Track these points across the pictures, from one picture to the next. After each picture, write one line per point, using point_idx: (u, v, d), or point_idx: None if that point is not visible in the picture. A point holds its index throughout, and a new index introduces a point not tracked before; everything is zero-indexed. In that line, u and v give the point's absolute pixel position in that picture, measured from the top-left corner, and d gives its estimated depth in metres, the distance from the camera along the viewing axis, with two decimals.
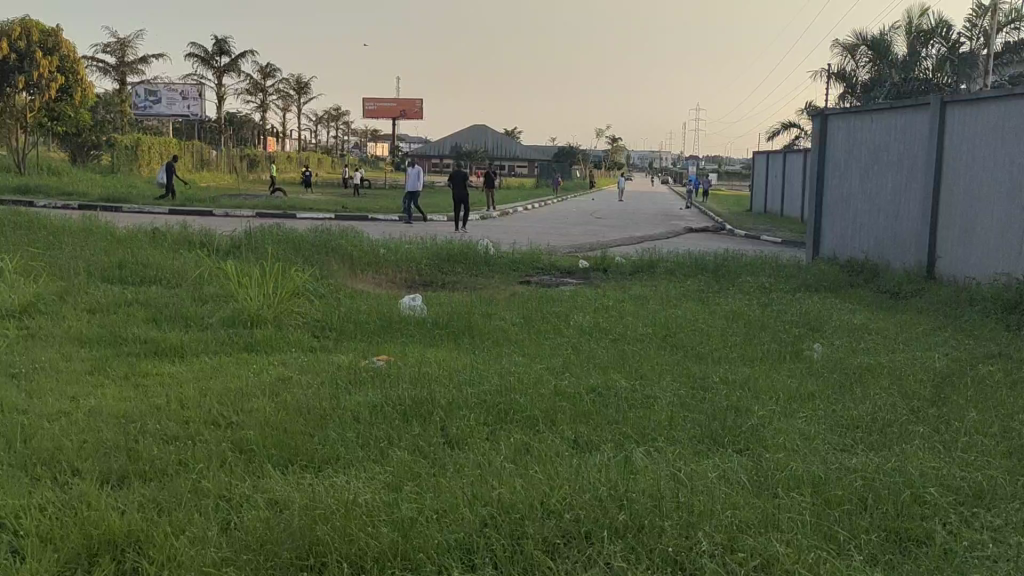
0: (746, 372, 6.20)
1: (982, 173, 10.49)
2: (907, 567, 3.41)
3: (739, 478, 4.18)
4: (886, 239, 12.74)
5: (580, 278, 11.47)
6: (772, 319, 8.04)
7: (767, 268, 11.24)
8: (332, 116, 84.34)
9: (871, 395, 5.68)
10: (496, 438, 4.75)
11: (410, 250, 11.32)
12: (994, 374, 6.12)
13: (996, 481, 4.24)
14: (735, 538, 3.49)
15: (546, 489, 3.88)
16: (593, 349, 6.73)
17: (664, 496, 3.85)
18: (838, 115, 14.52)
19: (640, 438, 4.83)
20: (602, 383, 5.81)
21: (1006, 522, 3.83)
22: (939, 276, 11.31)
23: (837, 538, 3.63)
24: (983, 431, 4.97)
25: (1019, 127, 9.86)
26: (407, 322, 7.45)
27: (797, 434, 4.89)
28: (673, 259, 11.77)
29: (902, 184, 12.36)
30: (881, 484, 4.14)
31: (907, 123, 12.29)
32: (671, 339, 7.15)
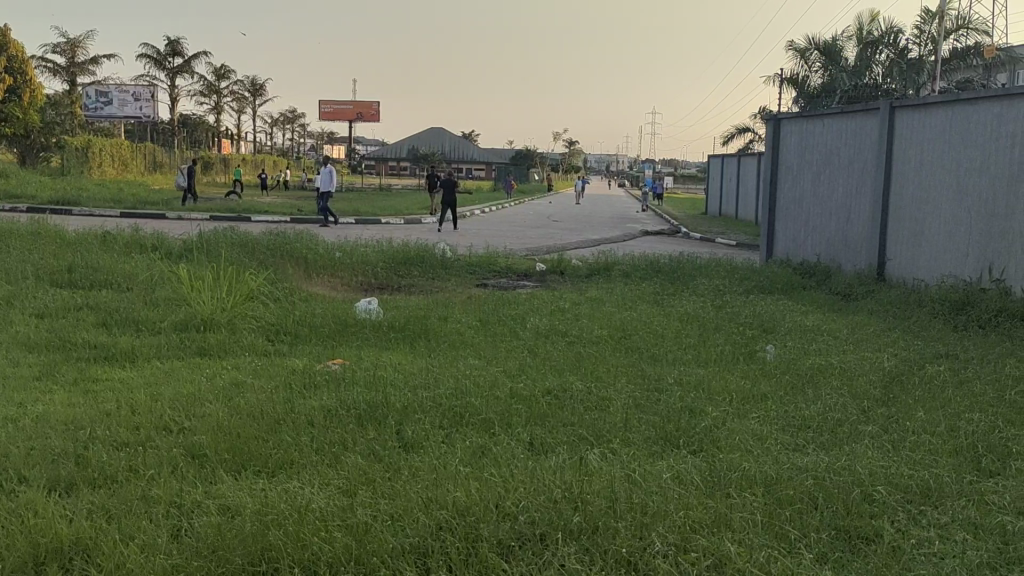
0: (700, 373, 6.26)
1: (931, 175, 10.66)
2: (856, 565, 3.47)
3: (692, 479, 4.21)
4: (837, 242, 12.93)
5: (537, 281, 11.49)
6: (726, 322, 8.11)
7: (721, 270, 11.36)
8: (287, 119, 83.77)
9: (823, 395, 5.75)
10: (452, 442, 4.75)
11: (365, 254, 11.25)
12: (941, 374, 6.23)
13: (943, 479, 4.32)
14: (688, 539, 3.52)
15: (500, 492, 3.90)
16: (550, 351, 6.74)
17: (618, 497, 3.87)
18: (791, 120, 14.69)
19: (595, 440, 4.85)
20: (559, 386, 5.82)
21: (952, 519, 3.90)
22: (889, 278, 11.49)
23: (789, 538, 3.68)
24: (930, 430, 5.07)
25: (966, 132, 10.04)
26: (364, 325, 7.42)
27: (750, 434, 4.95)
28: (629, 261, 11.84)
29: (854, 188, 12.54)
30: (831, 483, 4.20)
31: (858, 127, 12.46)
32: (628, 341, 7.18)
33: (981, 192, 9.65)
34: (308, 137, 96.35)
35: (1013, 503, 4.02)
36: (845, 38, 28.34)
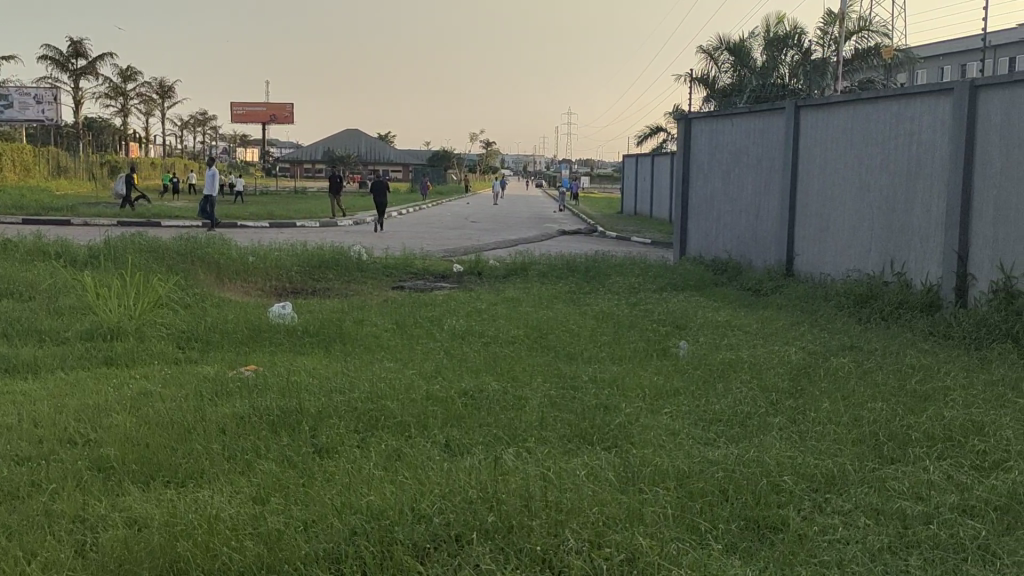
0: (614, 371, 6.34)
1: (835, 173, 10.99)
2: (763, 555, 3.56)
3: (606, 475, 4.27)
4: (746, 239, 13.24)
5: (454, 281, 11.50)
6: (641, 319, 8.23)
7: (635, 268, 11.51)
8: (198, 121, 82.11)
9: (733, 389, 5.88)
10: (367, 445, 4.73)
11: (278, 258, 11.10)
12: (845, 365, 6.42)
13: (847, 467, 4.45)
14: (601, 534, 3.58)
15: (416, 495, 3.90)
16: (465, 352, 6.75)
17: (532, 495, 3.91)
18: (702, 119, 14.96)
19: (511, 439, 4.88)
20: (475, 387, 5.82)
21: (855, 506, 4.02)
22: (797, 273, 11.81)
23: (700, 531, 3.76)
24: (835, 420, 5.22)
25: (866, 130, 10.37)
26: (277, 330, 7.33)
27: (662, 430, 5.03)
28: (545, 261, 11.92)
29: (762, 186, 12.86)
30: (740, 475, 4.30)
31: (766, 126, 12.77)
32: (543, 341, 7.23)
33: (882, 188, 9.98)
34: (221, 140, 94.66)
35: (912, 488, 4.16)
36: (754, 39, 28.30)
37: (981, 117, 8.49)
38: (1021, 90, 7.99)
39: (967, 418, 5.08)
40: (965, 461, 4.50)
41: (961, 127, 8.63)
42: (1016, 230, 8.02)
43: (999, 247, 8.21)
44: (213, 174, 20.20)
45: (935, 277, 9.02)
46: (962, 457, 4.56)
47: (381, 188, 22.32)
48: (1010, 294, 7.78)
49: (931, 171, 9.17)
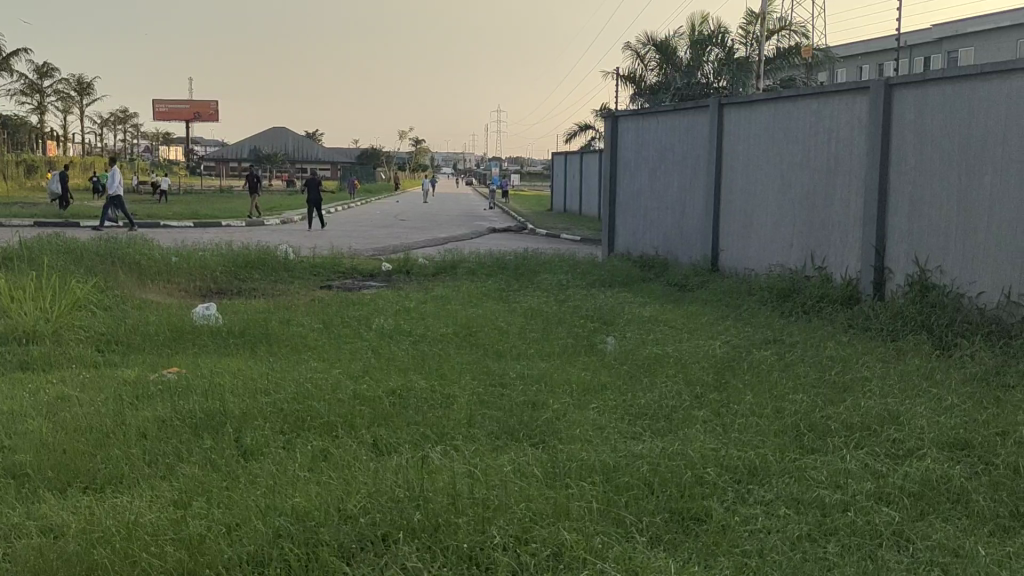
0: (542, 367, 6.37)
1: (757, 170, 11.20)
2: (686, 546, 3.62)
3: (533, 471, 4.30)
4: (673, 236, 13.41)
5: (383, 280, 11.43)
6: (569, 316, 8.28)
7: (564, 265, 11.58)
8: (119, 118, 80.15)
9: (659, 384, 5.95)
10: (292, 447, 4.68)
11: (202, 258, 10.90)
12: (768, 358, 6.55)
13: (768, 458, 4.54)
14: (527, 530, 3.60)
15: (342, 496, 3.87)
16: (393, 351, 6.71)
17: (459, 493, 3.91)
18: (628, 117, 15.10)
19: (439, 438, 4.87)
20: (402, 386, 5.80)
21: (776, 496, 4.11)
22: (722, 269, 12.01)
23: (625, 524, 3.80)
24: (757, 412, 5.33)
25: (787, 128, 10.59)
26: (200, 332, 7.20)
27: (589, 425, 5.07)
28: (474, 259, 11.92)
29: (687, 183, 13.04)
30: (665, 468, 4.36)
31: (691, 124, 12.95)
32: (472, 339, 7.22)
33: (803, 185, 10.21)
34: (144, 138, 92.53)
35: (831, 477, 4.26)
36: (678, 36, 28.03)
37: (896, 115, 8.73)
38: (934, 89, 8.24)
39: (882, 408, 5.22)
40: (881, 449, 4.63)
41: (877, 126, 8.87)
42: (930, 225, 8.27)
43: (914, 241, 8.47)
44: (115, 176, 19.54)
45: (854, 271, 9.26)
46: (877, 446, 4.69)
47: (315, 186, 22.14)
48: (925, 287, 8.03)
49: (849, 168, 9.40)
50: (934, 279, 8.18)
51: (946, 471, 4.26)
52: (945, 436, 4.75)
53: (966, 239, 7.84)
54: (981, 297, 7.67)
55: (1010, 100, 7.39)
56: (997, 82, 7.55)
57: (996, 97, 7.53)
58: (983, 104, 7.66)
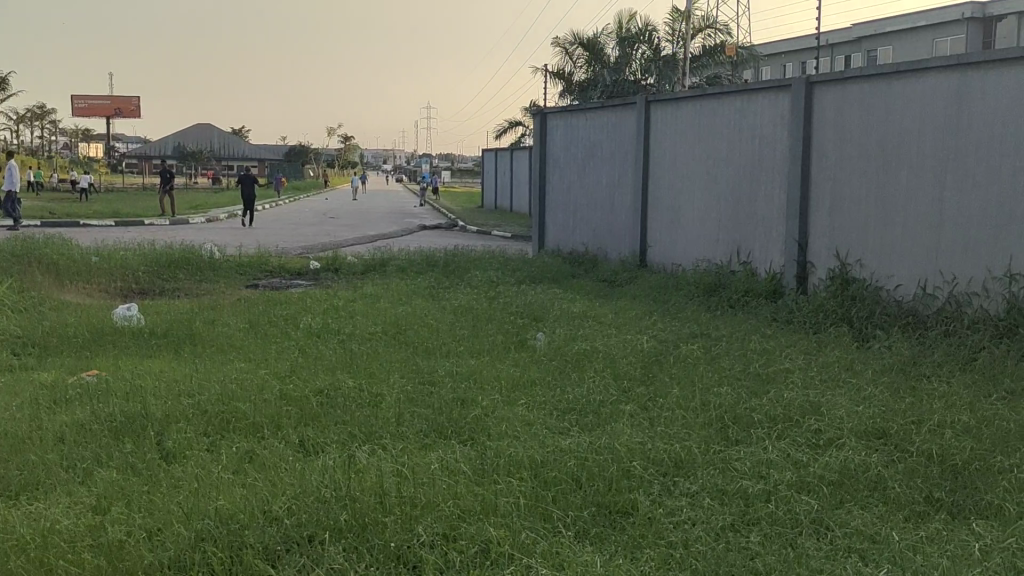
0: (471, 364, 6.37)
1: (684, 166, 11.34)
2: (613, 539, 3.65)
3: (460, 468, 4.29)
4: (602, 232, 13.52)
5: (310, 279, 11.30)
6: (498, 312, 8.29)
7: (494, 262, 11.59)
8: (37, 115, 77.86)
9: (587, 379, 5.99)
10: (217, 449, 4.61)
11: (124, 258, 10.65)
12: (694, 352, 6.64)
13: (693, 450, 4.61)
14: (455, 527, 3.60)
15: (267, 497, 3.83)
16: (321, 350, 6.65)
17: (385, 492, 3.89)
18: (557, 114, 15.16)
19: (366, 437, 4.84)
20: (329, 385, 5.74)
21: (701, 487, 4.17)
22: (650, 264, 12.15)
23: (552, 519, 3.82)
24: (684, 405, 5.40)
25: (712, 124, 10.75)
26: (122, 333, 7.04)
27: (517, 421, 5.09)
28: (404, 257, 11.87)
29: (616, 179, 13.16)
30: (593, 462, 4.40)
31: (618, 121, 13.07)
32: (401, 337, 7.17)
33: (727, 181, 10.37)
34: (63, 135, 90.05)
35: (754, 467, 4.34)
36: (606, 33, 28.04)
37: (817, 112, 8.92)
38: (852, 87, 8.44)
39: (804, 399, 5.33)
40: (802, 439, 4.73)
41: (798, 123, 9.05)
42: (850, 220, 8.48)
43: (835, 236, 8.67)
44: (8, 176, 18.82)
45: (778, 265, 9.45)
46: (799, 436, 4.79)
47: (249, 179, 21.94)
48: (845, 280, 8.23)
49: (773, 164, 9.58)
50: (854, 273, 8.39)
51: (865, 460, 4.38)
52: (863, 425, 4.88)
53: (884, 234, 8.05)
54: (898, 290, 7.89)
55: (924, 98, 7.61)
56: (912, 80, 7.76)
57: (911, 95, 7.75)
58: (899, 101, 7.88)
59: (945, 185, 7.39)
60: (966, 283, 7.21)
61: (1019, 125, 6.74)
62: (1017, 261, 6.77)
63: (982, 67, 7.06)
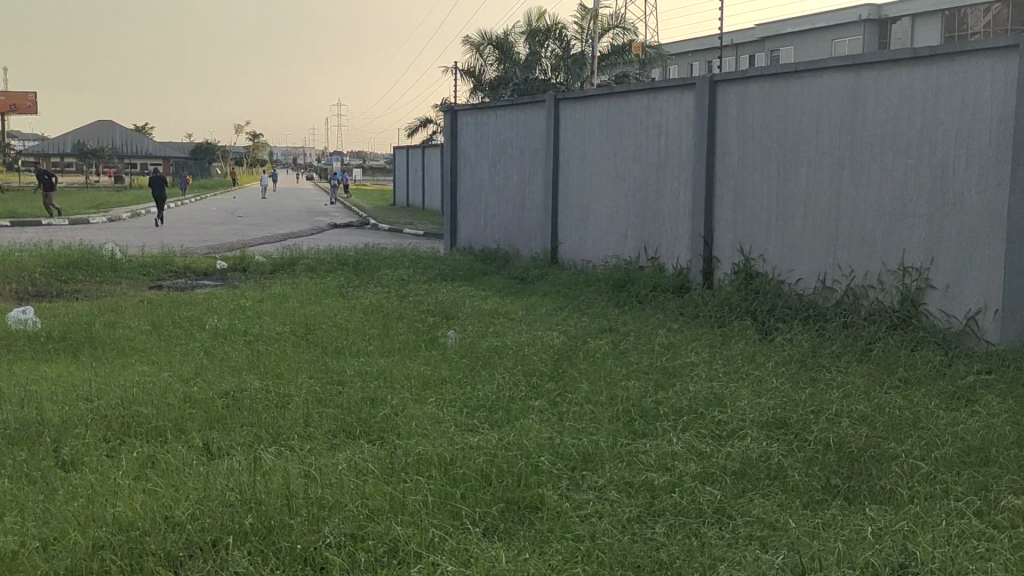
0: (381, 363, 6.34)
1: (593, 164, 11.47)
2: (522, 534, 3.68)
3: (368, 467, 4.27)
4: (513, 229, 13.57)
5: (217, 279, 11.09)
6: (409, 310, 8.26)
7: (405, 260, 11.55)
8: None
9: (497, 375, 6.02)
10: (118, 454, 4.49)
11: (19, 260, 10.29)
12: (602, 347, 6.73)
13: (600, 444, 4.67)
14: (363, 527, 3.58)
15: (170, 502, 3.75)
16: (227, 351, 6.54)
17: (292, 494, 3.84)
18: (467, 112, 15.16)
19: (273, 438, 4.78)
20: (235, 387, 5.64)
21: (607, 480, 4.23)
22: (561, 260, 12.25)
23: (460, 516, 3.83)
24: (592, 399, 5.47)
25: (620, 122, 10.89)
26: (16, 337, 6.80)
27: (426, 419, 5.08)
28: (313, 255, 11.73)
29: (526, 177, 13.23)
30: (502, 459, 4.42)
31: (528, 119, 13.14)
32: (310, 337, 7.09)
33: (635, 178, 10.52)
34: None
35: (660, 459, 4.42)
36: (516, 31, 27.99)
37: (721, 110, 9.11)
38: (754, 86, 8.64)
39: (708, 391, 5.45)
40: (705, 430, 4.84)
41: (703, 121, 9.23)
42: (753, 216, 8.69)
43: (739, 231, 8.87)
44: None
45: (685, 260, 9.63)
46: (703, 428, 4.89)
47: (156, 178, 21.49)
48: (749, 274, 8.43)
49: (679, 161, 9.76)
50: (757, 267, 8.60)
51: (765, 450, 4.50)
52: (764, 416, 5.01)
53: (786, 229, 8.28)
54: (800, 283, 8.12)
55: (822, 97, 7.84)
56: (810, 80, 7.99)
57: (810, 94, 7.97)
58: (798, 100, 8.10)
59: (842, 181, 7.63)
60: (863, 276, 7.46)
61: (912, 123, 6.99)
62: (910, 255, 7.04)
63: (876, 68, 7.30)
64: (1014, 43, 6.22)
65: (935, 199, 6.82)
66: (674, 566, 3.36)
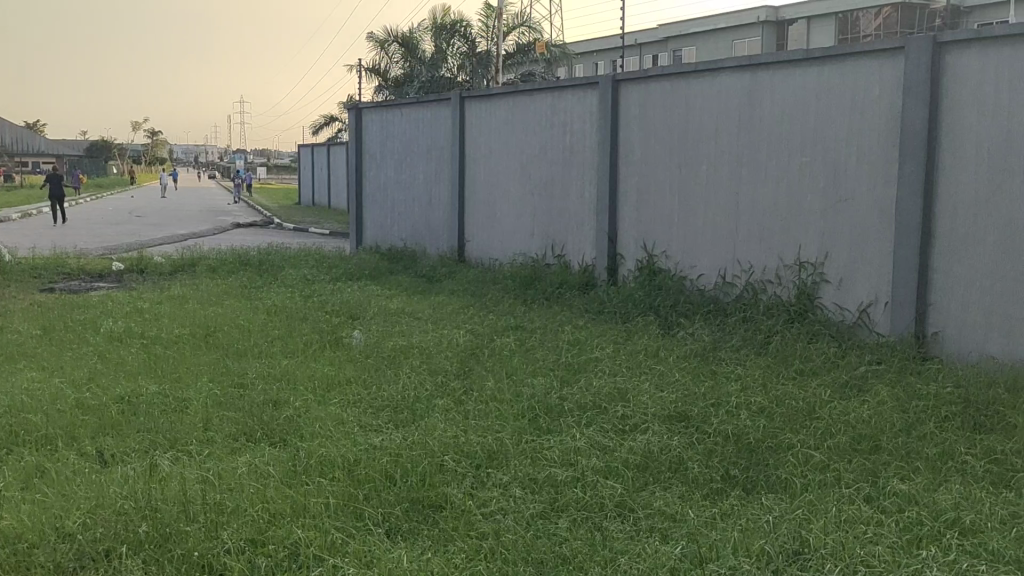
0: (284, 364, 6.24)
1: (498, 162, 11.49)
2: (426, 535, 3.67)
3: (269, 470, 4.20)
4: (420, 227, 13.51)
5: (113, 281, 10.78)
6: (313, 310, 8.15)
7: (310, 260, 11.40)
8: None
9: (403, 375, 5.98)
10: (5, 464, 4.33)
11: None
12: (508, 344, 6.76)
13: (505, 441, 4.67)
14: (263, 532, 3.52)
15: (59, 512, 3.63)
16: (122, 355, 6.35)
17: (189, 500, 3.75)
18: (371, 109, 15.02)
19: (171, 444, 4.67)
20: (132, 391, 5.48)
21: (512, 477, 4.24)
22: (468, 258, 12.25)
23: (363, 518, 3.79)
24: (498, 397, 5.48)
25: (525, 120, 10.93)
26: None
27: (330, 420, 5.02)
28: (215, 256, 11.49)
29: (432, 174, 13.19)
30: (406, 458, 4.39)
31: (434, 116, 13.09)
32: (209, 339, 6.93)
33: (541, 175, 10.59)
34: None
35: (564, 455, 4.45)
36: (421, 29, 27.83)
37: (623, 108, 9.23)
38: (655, 85, 8.77)
39: (612, 386, 5.52)
40: (609, 425, 4.90)
41: (606, 119, 9.33)
42: (656, 213, 8.83)
43: (642, 228, 9.00)
44: None
45: (590, 257, 9.74)
46: (606, 422, 4.95)
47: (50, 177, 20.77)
48: (652, 271, 8.57)
49: (583, 159, 9.86)
50: (661, 263, 8.75)
51: (667, 443, 4.57)
52: (666, 410, 5.09)
53: (687, 225, 8.43)
54: (701, 279, 8.29)
55: (720, 96, 8.00)
56: (708, 79, 8.16)
57: (709, 93, 8.13)
58: (697, 99, 8.26)
59: (740, 179, 7.81)
60: (761, 271, 7.66)
61: (805, 122, 7.20)
62: (805, 250, 7.25)
63: (771, 68, 7.49)
64: (900, 45, 6.46)
65: (829, 195, 7.03)
66: (576, 560, 3.39)
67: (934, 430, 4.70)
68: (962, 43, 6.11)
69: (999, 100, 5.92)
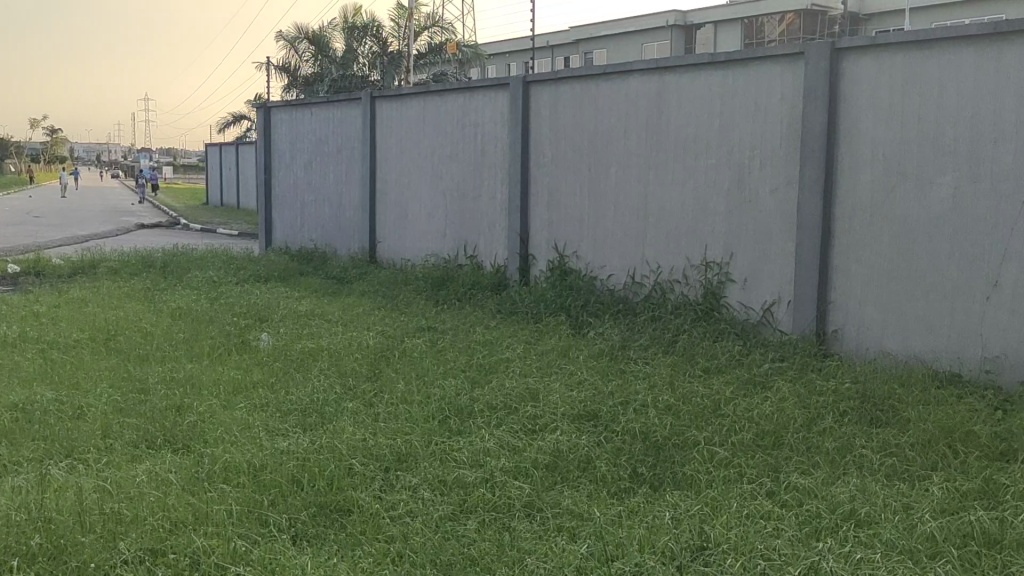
0: (189, 368, 6.09)
1: (410, 162, 11.43)
2: (333, 539, 3.62)
3: (173, 478, 4.09)
4: (331, 228, 13.35)
5: (9, 284, 10.39)
6: (220, 313, 7.99)
7: (217, 261, 11.17)
8: None
9: (311, 377, 5.90)
10: None
11: None
12: (419, 346, 6.72)
13: (415, 443, 4.64)
14: (163, 541, 3.43)
15: None
16: (17, 361, 6.12)
17: (86, 509, 3.64)
18: (280, 108, 14.78)
19: (67, 452, 4.51)
20: (26, 399, 5.28)
21: (422, 479, 4.22)
22: (380, 259, 12.15)
23: (269, 524, 3.73)
24: (408, 399, 5.45)
25: (436, 120, 10.90)
26: None
27: (236, 425, 4.92)
28: (117, 257, 11.17)
29: (343, 174, 13.05)
30: (314, 462, 4.33)
31: (344, 116, 12.96)
32: (110, 344, 6.73)
33: (452, 176, 10.57)
34: None
35: (473, 455, 4.45)
36: (331, 27, 27.51)
37: (534, 110, 9.27)
38: (565, 87, 8.83)
39: (522, 387, 5.53)
40: (519, 426, 4.91)
41: (516, 119, 9.36)
42: (566, 214, 8.90)
43: (553, 229, 9.06)
44: None
45: (502, 258, 9.76)
46: (516, 423, 4.97)
47: None
48: (563, 271, 8.63)
49: (494, 160, 9.87)
50: (571, 263, 8.82)
51: (575, 442, 4.60)
52: (575, 409, 5.13)
53: (597, 226, 8.52)
54: (611, 279, 8.39)
55: (629, 98, 8.11)
56: (617, 81, 8.25)
57: (617, 95, 8.22)
58: (606, 101, 8.35)
59: (648, 180, 7.92)
60: (669, 271, 7.77)
61: (711, 125, 7.34)
62: (711, 250, 7.39)
63: (678, 71, 7.62)
64: (800, 50, 6.63)
65: (733, 197, 7.18)
66: (484, 561, 3.39)
67: (833, 424, 4.84)
68: (859, 49, 6.31)
69: (894, 105, 6.12)
